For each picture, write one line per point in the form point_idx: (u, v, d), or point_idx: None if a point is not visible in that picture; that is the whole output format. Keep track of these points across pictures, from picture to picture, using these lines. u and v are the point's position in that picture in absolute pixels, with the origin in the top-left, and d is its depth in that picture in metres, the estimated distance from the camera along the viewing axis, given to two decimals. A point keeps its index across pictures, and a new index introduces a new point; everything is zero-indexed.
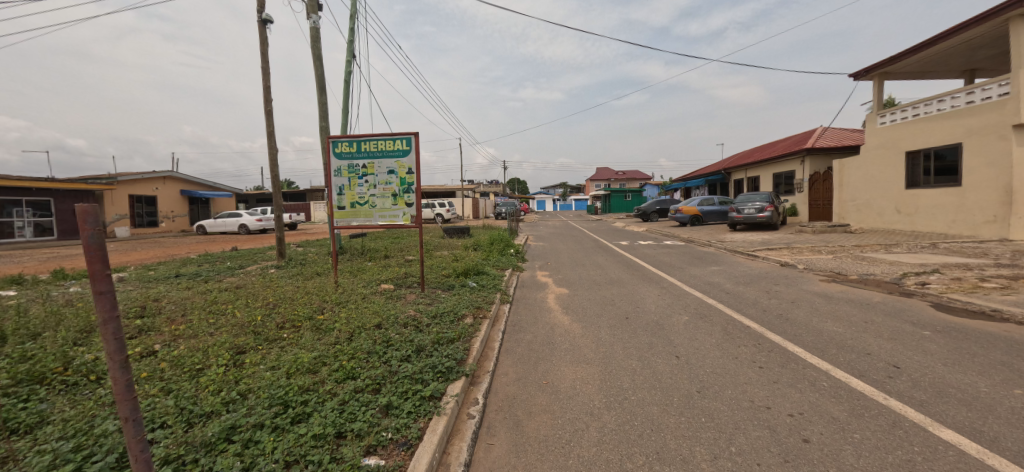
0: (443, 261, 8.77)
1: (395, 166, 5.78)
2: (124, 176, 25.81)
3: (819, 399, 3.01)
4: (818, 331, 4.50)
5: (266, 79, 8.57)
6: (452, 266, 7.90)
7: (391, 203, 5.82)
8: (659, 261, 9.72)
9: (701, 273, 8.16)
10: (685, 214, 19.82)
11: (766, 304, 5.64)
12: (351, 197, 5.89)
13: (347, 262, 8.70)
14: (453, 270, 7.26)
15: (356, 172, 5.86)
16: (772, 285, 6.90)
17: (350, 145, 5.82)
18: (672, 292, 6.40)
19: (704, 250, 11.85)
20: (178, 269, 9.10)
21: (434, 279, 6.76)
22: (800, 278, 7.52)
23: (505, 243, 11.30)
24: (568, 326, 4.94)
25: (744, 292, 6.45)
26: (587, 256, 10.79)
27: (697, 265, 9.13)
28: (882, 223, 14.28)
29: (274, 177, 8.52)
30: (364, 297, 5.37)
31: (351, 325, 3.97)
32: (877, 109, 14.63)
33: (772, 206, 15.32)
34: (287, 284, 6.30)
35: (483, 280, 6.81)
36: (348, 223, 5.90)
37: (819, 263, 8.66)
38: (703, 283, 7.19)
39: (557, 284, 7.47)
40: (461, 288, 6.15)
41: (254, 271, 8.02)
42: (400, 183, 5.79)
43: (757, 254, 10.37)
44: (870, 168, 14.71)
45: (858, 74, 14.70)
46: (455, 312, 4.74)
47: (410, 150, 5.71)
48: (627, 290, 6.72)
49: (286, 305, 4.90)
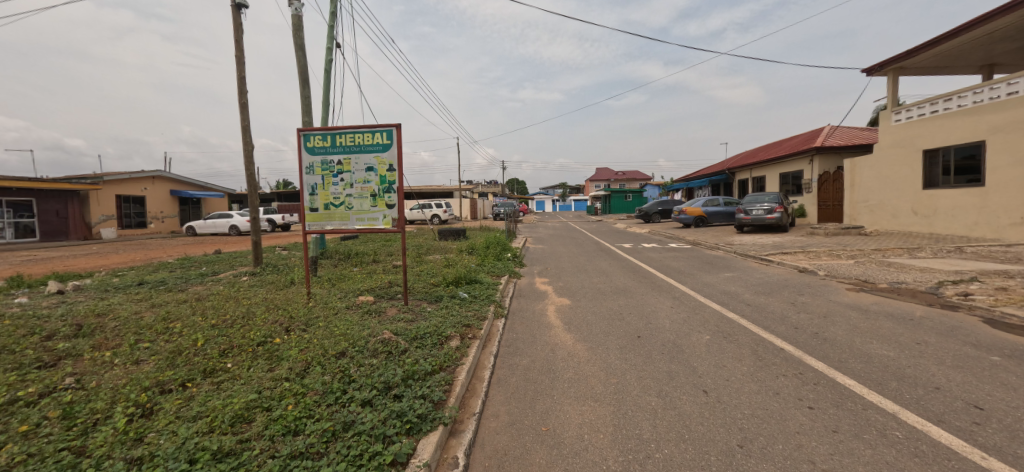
0: (434, 268, 8.03)
1: (374, 162, 5.07)
2: (111, 176, 25.04)
3: (898, 458, 2.31)
4: (865, 356, 3.81)
5: (241, 69, 7.86)
6: (442, 274, 7.18)
7: (370, 205, 5.11)
8: (667, 267, 9.03)
9: (714, 281, 7.47)
10: (690, 215, 19.22)
11: (795, 320, 4.96)
12: (325, 197, 5.18)
13: (329, 268, 8.01)
14: (443, 279, 6.56)
15: (330, 169, 5.15)
16: (795, 296, 6.22)
17: (324, 138, 5.15)
18: (686, 305, 5.71)
19: (713, 254, 11.18)
20: (145, 276, 8.39)
21: (421, 289, 6.06)
22: (825, 286, 6.85)
23: (502, 248, 10.56)
24: (571, 348, 4.24)
25: (766, 304, 5.77)
26: (590, 261, 10.08)
27: (709, 271, 8.45)
28: (897, 225, 13.62)
29: (250, 176, 7.80)
30: (336, 312, 4.67)
31: (309, 353, 3.28)
32: (892, 106, 13.97)
33: (781, 207, 14.66)
34: (253, 296, 5.58)
35: (476, 290, 6.10)
36: (322, 226, 5.21)
37: (842, 270, 7.98)
38: (719, 293, 6.51)
39: (558, 294, 6.75)
40: (449, 301, 5.45)
41: (222, 279, 7.29)
42: (380, 181, 5.08)
43: (771, 258, 9.71)
44: (883, 168, 14.07)
45: (872, 70, 14.09)
46: (440, 332, 4.03)
47: (390, 144, 5.01)
48: (635, 301, 6.02)
49: (241, 324, 4.22)
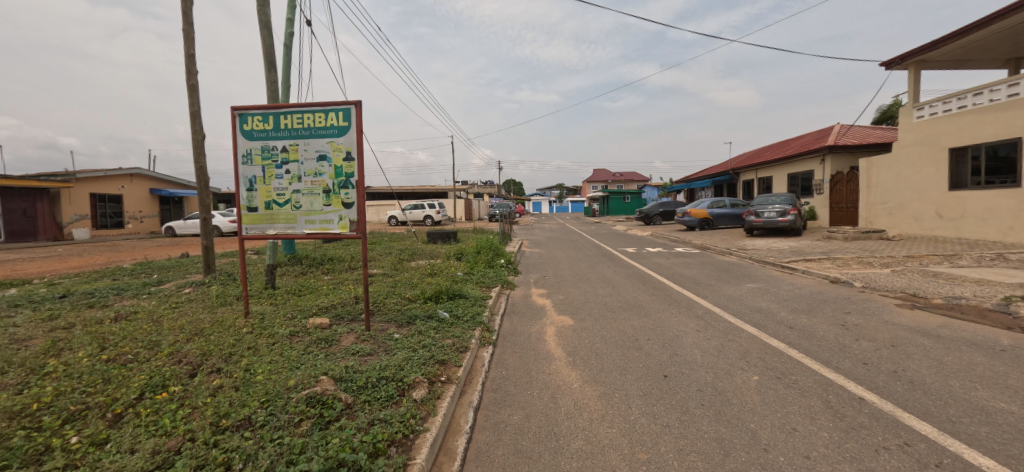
0: (414, 278, 6.93)
1: (328, 149, 3.98)
2: (84, 173, 23.70)
3: None
4: (983, 414, 2.78)
5: (190, 45, 6.76)
6: (423, 286, 6.08)
7: (323, 203, 4.03)
8: (681, 276, 7.98)
9: (739, 294, 6.42)
10: (695, 217, 18.26)
11: (857, 350, 3.95)
12: (267, 194, 4.10)
13: (293, 278, 6.92)
14: (421, 293, 5.49)
15: (273, 158, 4.07)
16: (843, 315, 5.17)
17: (265, 119, 4.08)
18: (715, 328, 4.66)
19: (726, 260, 10.21)
20: (80, 286, 7.24)
21: (393, 308, 4.99)
22: (871, 303, 5.82)
23: (495, 253, 9.48)
24: (580, 395, 3.16)
25: (812, 326, 4.73)
26: (593, 268, 9.03)
27: (729, 282, 7.41)
28: (919, 229, 12.71)
29: (199, 169, 6.70)
30: (273, 344, 3.62)
31: (193, 424, 2.20)
32: (912, 101, 13.08)
33: (795, 209, 13.69)
34: (180, 318, 4.49)
35: (461, 307, 5.03)
36: (262, 231, 4.13)
37: (881, 280, 6.99)
38: (749, 309, 5.49)
39: (559, 311, 5.67)
40: (425, 324, 4.39)
41: (161, 292, 6.17)
42: (336, 174, 3.98)
43: (794, 265, 8.73)
44: (904, 168, 13.18)
45: (890, 63, 13.25)
46: (401, 378, 2.95)
47: (348, 126, 3.94)
48: (652, 322, 4.96)
49: (137, 364, 3.15)
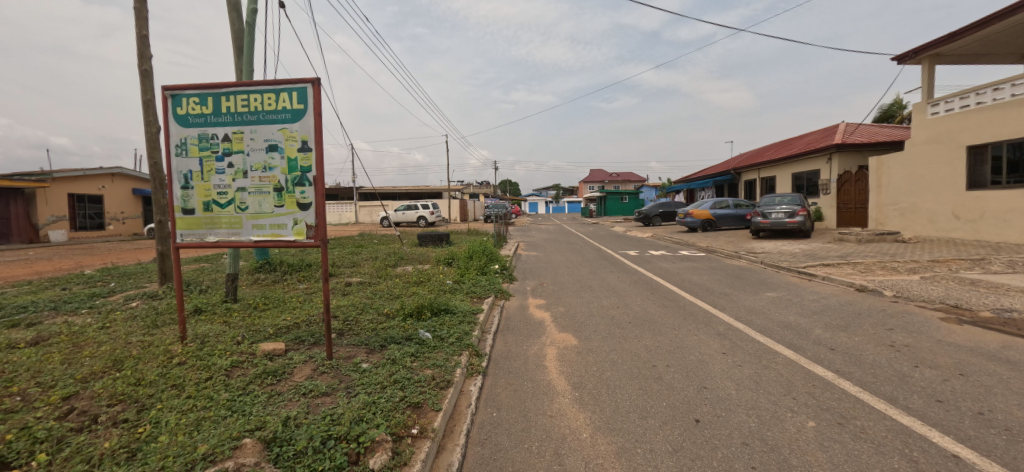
0: (397, 288, 6.20)
1: (279, 137, 3.24)
2: (61, 173, 22.69)
3: None
4: None
5: (142, 26, 5.99)
6: (406, 299, 5.35)
7: (274, 204, 3.28)
8: (692, 284, 7.29)
9: (761, 306, 5.73)
10: (697, 218, 17.64)
11: (922, 382, 3.28)
12: (205, 193, 3.36)
13: (260, 288, 6.18)
14: (401, 307, 4.77)
15: (213, 149, 3.34)
16: (888, 333, 4.50)
17: (203, 102, 3.35)
18: (745, 351, 3.96)
19: (736, 265, 9.55)
20: (20, 297, 6.43)
21: (367, 327, 4.26)
22: (911, 316, 5.16)
23: (488, 258, 8.75)
24: (592, 451, 2.43)
25: (857, 348, 4.05)
26: (594, 274, 8.33)
27: (746, 291, 6.71)
28: (934, 231, 12.14)
29: (153, 165, 5.93)
30: (205, 383, 2.86)
31: None
32: (926, 97, 12.50)
33: (804, 210, 13.05)
34: (106, 343, 3.73)
35: (446, 325, 4.33)
36: (201, 237, 3.39)
37: (914, 289, 6.36)
38: (777, 325, 4.81)
39: (560, 327, 4.93)
40: (403, 348, 3.67)
41: (103, 306, 5.36)
42: (289, 168, 3.25)
43: (813, 270, 8.10)
44: (917, 167, 12.64)
45: (901, 58, 12.72)
46: (356, 437, 2.19)
47: (302, 109, 3.21)
48: (669, 342, 4.26)
49: (9, 416, 2.39)
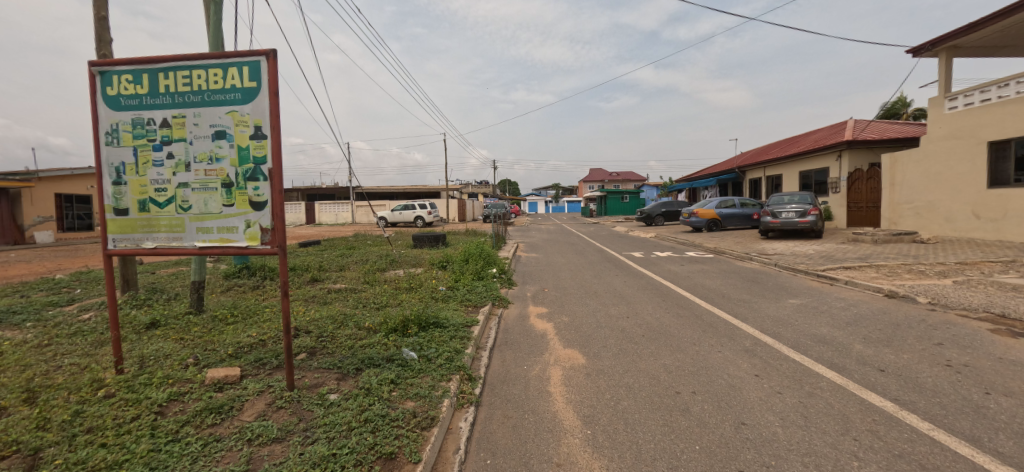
0: (385, 296, 5.61)
1: (227, 122, 2.68)
2: (49, 172, 22.13)
3: None
4: None
5: (102, 6, 5.41)
6: (391, 310, 4.78)
7: (222, 203, 2.71)
8: (706, 289, 6.73)
9: (787, 315, 5.19)
10: (701, 218, 17.12)
11: (1004, 415, 2.73)
12: (140, 189, 2.80)
13: (233, 296, 5.61)
14: (386, 320, 4.20)
15: (149, 137, 2.78)
16: (939, 349, 3.94)
17: (138, 81, 2.79)
18: (782, 374, 3.40)
19: (749, 267, 9.01)
20: None
21: (344, 344, 3.70)
22: (957, 328, 4.61)
23: (485, 261, 8.16)
24: None
25: (911, 369, 3.49)
26: (599, 279, 7.76)
27: (765, 297, 6.16)
28: (952, 230, 11.62)
29: None
30: (126, 427, 2.29)
31: None
32: (943, 91, 11.98)
33: (815, 209, 12.52)
34: (31, 365, 3.16)
35: (436, 342, 3.77)
36: (137, 243, 2.83)
37: (951, 296, 5.81)
38: (809, 339, 4.27)
39: (565, 342, 4.37)
40: (383, 373, 3.11)
41: (52, 318, 4.76)
42: (240, 159, 2.67)
43: (834, 274, 7.56)
44: (933, 164, 12.12)
45: (916, 51, 12.23)
46: None
47: (255, 87, 2.65)
48: (692, 361, 3.71)
49: None
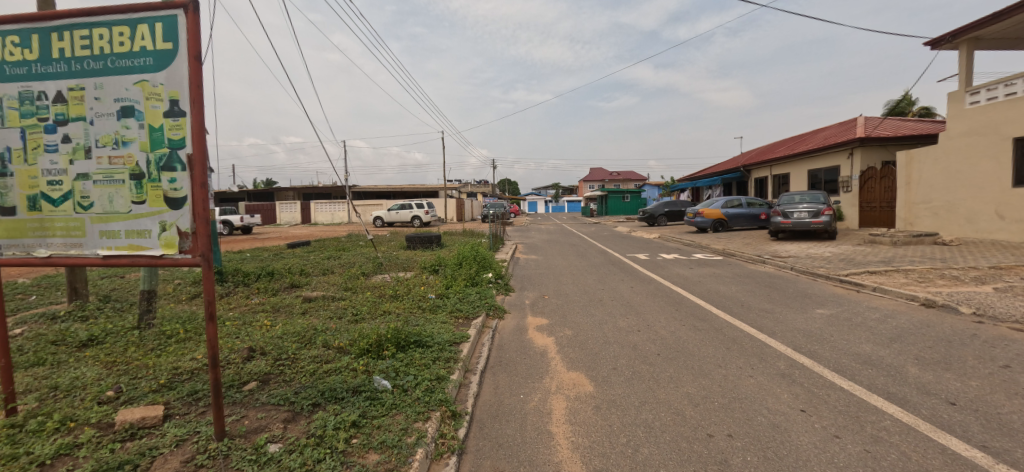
0: (364, 306, 4.98)
1: (137, 95, 2.08)
2: None
3: None
4: None
5: None
6: (368, 325, 4.16)
7: (131, 200, 2.11)
8: (722, 296, 6.12)
9: (818, 329, 4.59)
10: (707, 218, 16.53)
11: None
12: (30, 182, 2.20)
13: (194, 307, 4.99)
14: (359, 338, 3.58)
15: (41, 115, 2.17)
16: (1010, 374, 3.33)
17: (25, 42, 2.18)
18: (834, 410, 2.79)
19: (763, 271, 8.42)
20: None
21: (305, 369, 3.09)
22: (1018, 346, 4.00)
23: (481, 266, 7.52)
24: None
25: (987, 402, 2.88)
26: (604, 284, 7.16)
27: (790, 306, 5.55)
28: (974, 231, 11.03)
29: None
30: None
31: None
32: (964, 85, 11.37)
33: (829, 209, 11.92)
34: None
35: (414, 366, 3.16)
36: (26, 251, 2.23)
37: (997, 305, 5.20)
38: (854, 360, 3.65)
39: (569, 362, 3.77)
40: (344, 411, 2.49)
41: None
42: (152, 143, 2.07)
43: (858, 279, 6.96)
44: (954, 161, 11.52)
45: (935, 43, 11.62)
46: None
47: (171, 49, 2.04)
48: (721, 390, 3.10)
49: None
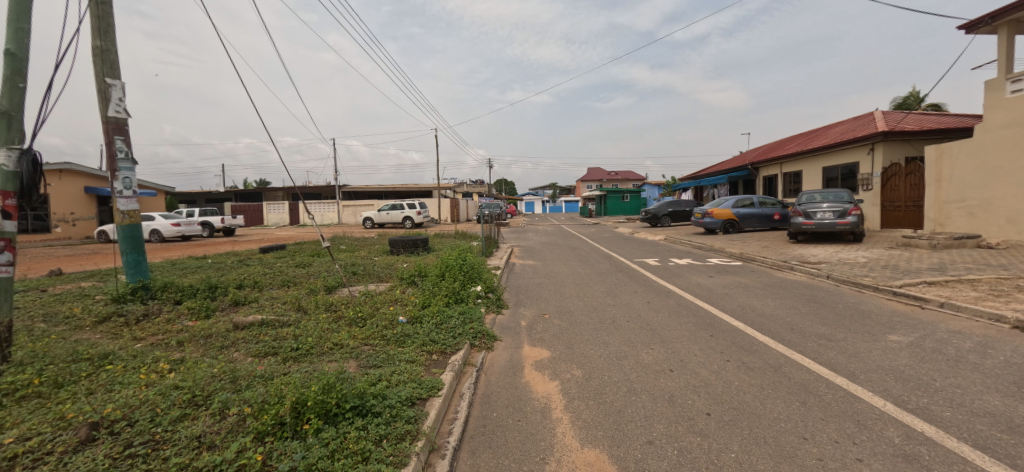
0: (312, 335, 3.82)
1: None
2: None
3: None
4: None
5: None
6: (302, 370, 2.98)
7: None
8: (762, 316, 4.98)
9: (910, 368, 3.43)
10: (717, 218, 15.43)
11: None
12: None
13: (85, 340, 3.80)
14: (270, 399, 2.39)
15: None
16: None
17: None
18: None
19: (794, 280, 7.32)
20: None
21: (163, 465, 1.92)
22: None
23: (468, 277, 6.34)
24: None
25: None
26: (614, 298, 6.04)
27: (852, 331, 4.41)
28: (1016, 232, 9.98)
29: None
30: None
31: None
32: (1004, 72, 10.30)
33: (856, 208, 10.85)
34: None
35: (342, 456, 1.98)
36: None
37: None
38: (994, 428, 2.51)
39: (584, 430, 2.60)
40: None
41: None
42: None
43: (918, 291, 5.82)
44: (992, 156, 10.46)
45: (971, 26, 10.54)
46: None
47: None
48: None
49: None
